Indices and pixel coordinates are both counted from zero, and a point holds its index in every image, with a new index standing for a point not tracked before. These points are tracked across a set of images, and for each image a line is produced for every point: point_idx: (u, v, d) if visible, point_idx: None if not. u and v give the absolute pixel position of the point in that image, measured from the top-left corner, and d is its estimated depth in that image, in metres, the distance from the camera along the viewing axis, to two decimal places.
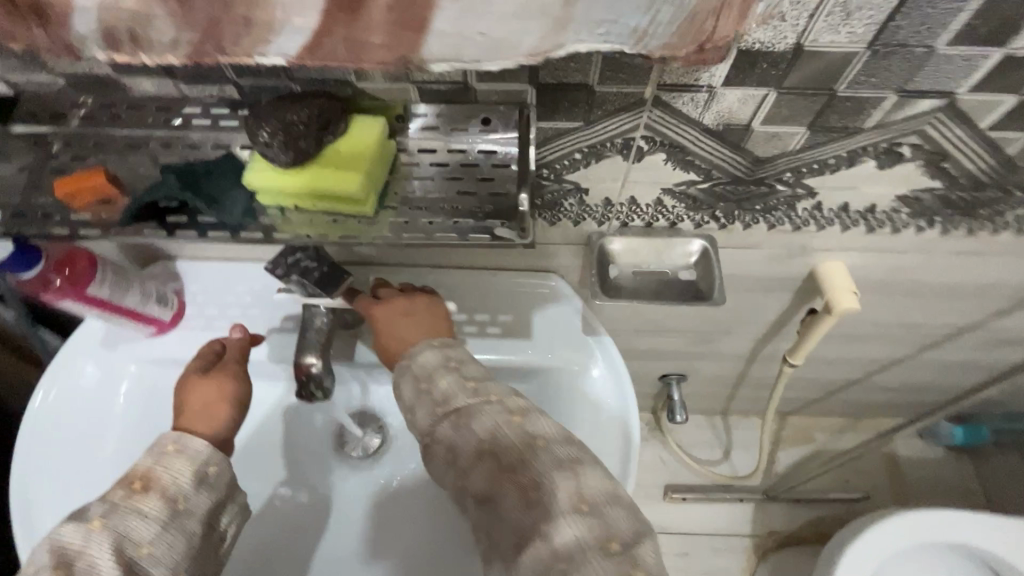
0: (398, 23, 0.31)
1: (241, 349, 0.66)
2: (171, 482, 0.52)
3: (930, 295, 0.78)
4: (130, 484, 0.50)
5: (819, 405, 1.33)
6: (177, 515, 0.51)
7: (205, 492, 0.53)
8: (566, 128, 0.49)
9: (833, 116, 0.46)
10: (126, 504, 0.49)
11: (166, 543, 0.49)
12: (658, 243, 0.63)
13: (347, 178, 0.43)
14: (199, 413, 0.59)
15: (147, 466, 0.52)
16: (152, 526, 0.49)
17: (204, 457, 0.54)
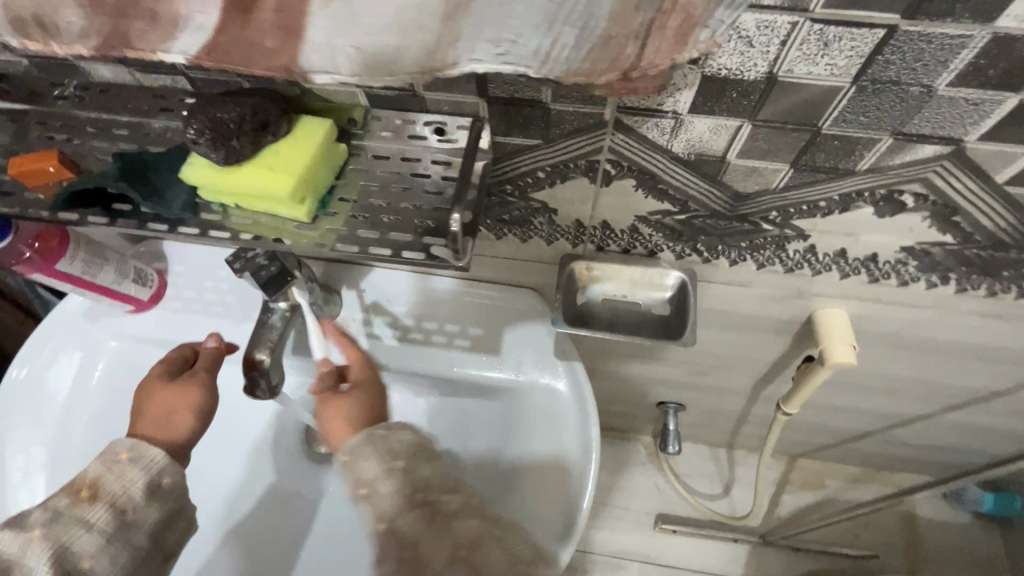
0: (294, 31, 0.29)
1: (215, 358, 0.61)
2: (120, 491, 0.51)
3: (948, 354, 0.70)
4: (77, 492, 0.50)
5: (834, 451, 1.19)
6: (122, 527, 0.50)
7: (155, 502, 0.52)
8: (525, 146, 0.46)
9: (819, 154, 0.41)
10: (70, 513, 0.49)
11: (107, 557, 0.49)
12: (631, 274, 0.59)
13: (278, 181, 0.41)
14: (158, 422, 0.56)
15: (97, 474, 0.51)
16: (93, 539, 0.48)
17: (160, 467, 0.53)
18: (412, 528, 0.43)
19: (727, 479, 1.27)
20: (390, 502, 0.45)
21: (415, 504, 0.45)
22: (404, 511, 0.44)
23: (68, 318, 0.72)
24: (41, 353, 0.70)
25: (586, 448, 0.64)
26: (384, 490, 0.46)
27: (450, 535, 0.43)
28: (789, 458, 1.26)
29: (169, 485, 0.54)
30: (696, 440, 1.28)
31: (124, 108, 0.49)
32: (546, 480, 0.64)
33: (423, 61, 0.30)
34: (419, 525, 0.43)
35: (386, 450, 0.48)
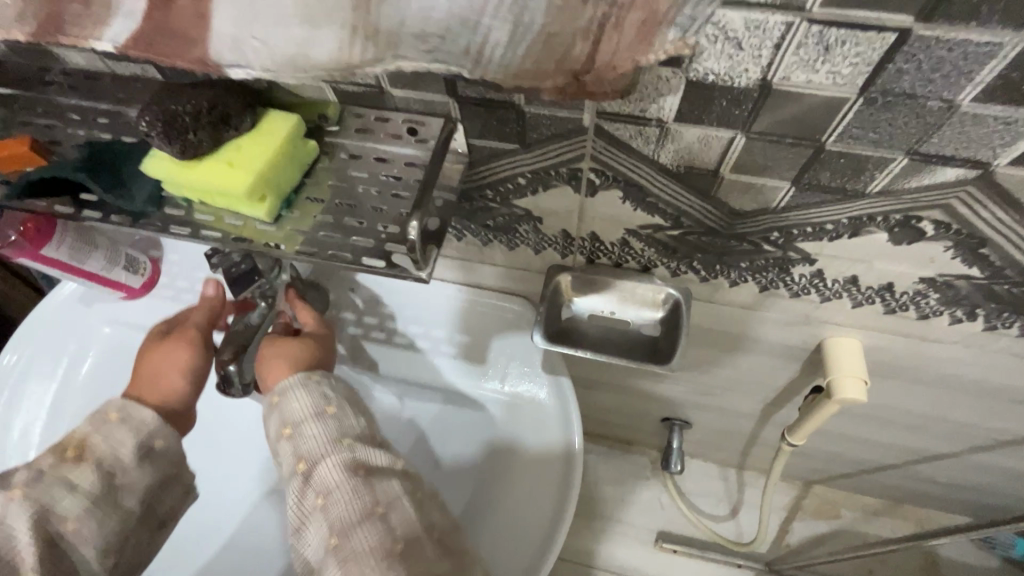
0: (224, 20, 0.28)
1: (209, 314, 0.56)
2: (109, 453, 0.44)
3: (976, 393, 0.63)
4: (63, 451, 0.44)
5: (852, 481, 1.09)
6: (110, 491, 0.44)
7: (148, 466, 0.46)
8: (502, 149, 0.43)
9: (823, 172, 0.37)
10: (53, 474, 0.43)
11: (94, 522, 0.43)
12: (620, 290, 0.55)
13: (235, 177, 0.39)
14: (150, 386, 0.50)
15: (85, 433, 0.45)
16: (78, 502, 0.42)
17: (150, 430, 0.47)
18: (332, 478, 0.43)
19: (735, 500, 1.17)
20: (315, 446, 0.45)
21: (338, 452, 0.44)
22: (330, 457, 0.44)
23: (59, 305, 0.72)
24: (32, 339, 0.71)
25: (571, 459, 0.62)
26: (310, 433, 0.45)
27: (369, 488, 0.42)
28: (804, 483, 1.15)
29: (163, 448, 0.47)
30: (706, 457, 1.19)
31: (105, 97, 0.49)
32: (530, 491, 0.61)
33: (360, 50, 0.28)
34: (338, 474, 0.43)
35: (320, 395, 0.48)
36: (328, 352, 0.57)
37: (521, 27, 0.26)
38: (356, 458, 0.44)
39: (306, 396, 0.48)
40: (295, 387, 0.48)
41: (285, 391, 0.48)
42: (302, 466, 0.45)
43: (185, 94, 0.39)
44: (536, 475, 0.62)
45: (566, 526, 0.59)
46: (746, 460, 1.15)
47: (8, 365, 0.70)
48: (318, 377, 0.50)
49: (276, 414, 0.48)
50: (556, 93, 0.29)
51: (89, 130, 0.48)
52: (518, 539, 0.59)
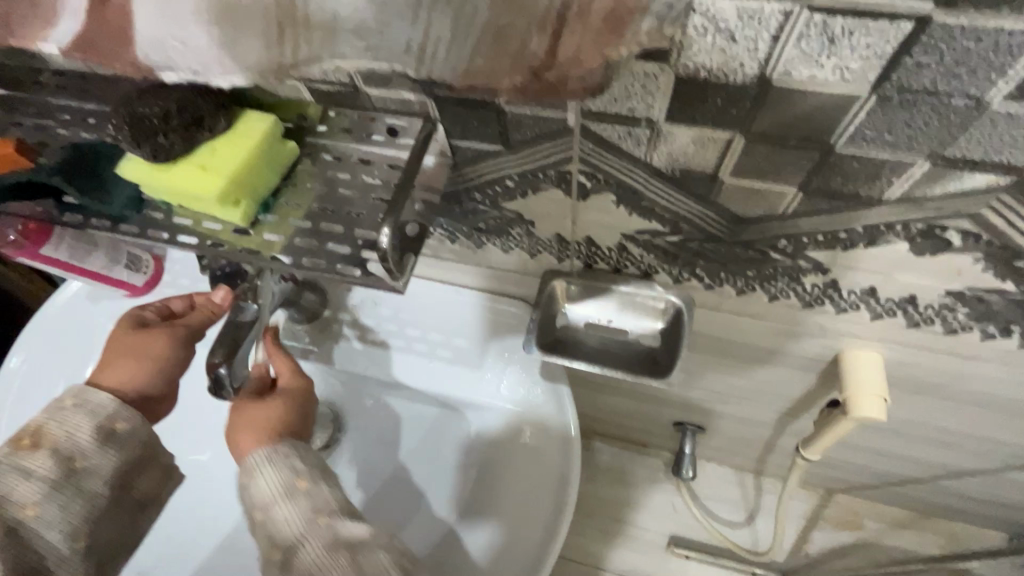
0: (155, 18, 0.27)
1: (201, 317, 0.54)
2: (64, 438, 0.45)
3: (1015, 411, 0.58)
4: (19, 440, 0.45)
5: (878, 492, 1.03)
6: (71, 475, 0.45)
7: (110, 448, 0.46)
8: (486, 151, 0.41)
9: (834, 178, 0.33)
10: (10, 461, 0.44)
11: (56, 506, 0.44)
12: (619, 296, 0.52)
13: (206, 181, 0.38)
14: (112, 369, 0.50)
15: (41, 421, 0.46)
16: (35, 489, 0.44)
17: (109, 412, 0.47)
18: (311, 559, 0.41)
19: (752, 506, 1.13)
20: (289, 530, 0.43)
21: (315, 529, 0.43)
22: (307, 539, 0.42)
23: (62, 306, 0.73)
24: (37, 341, 0.72)
25: (569, 454, 0.60)
26: (282, 514, 0.44)
27: (352, 565, 0.40)
28: (826, 491, 1.10)
29: (126, 431, 0.47)
30: (722, 461, 1.15)
31: (92, 98, 0.48)
32: (525, 490, 0.60)
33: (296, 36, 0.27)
34: (319, 555, 0.41)
35: (290, 469, 0.46)
36: (305, 411, 0.53)
37: (465, 17, 0.24)
38: (336, 534, 0.42)
39: (275, 471, 0.46)
40: (263, 465, 0.46)
41: (252, 469, 0.47)
42: (277, 552, 0.43)
43: (155, 94, 0.38)
44: (531, 473, 0.60)
45: (562, 533, 0.56)
46: (764, 466, 1.11)
47: (14, 367, 0.71)
48: (286, 449, 0.48)
49: (245, 491, 0.47)
50: (517, 93, 0.27)
51: (75, 132, 0.48)
52: (513, 544, 0.57)
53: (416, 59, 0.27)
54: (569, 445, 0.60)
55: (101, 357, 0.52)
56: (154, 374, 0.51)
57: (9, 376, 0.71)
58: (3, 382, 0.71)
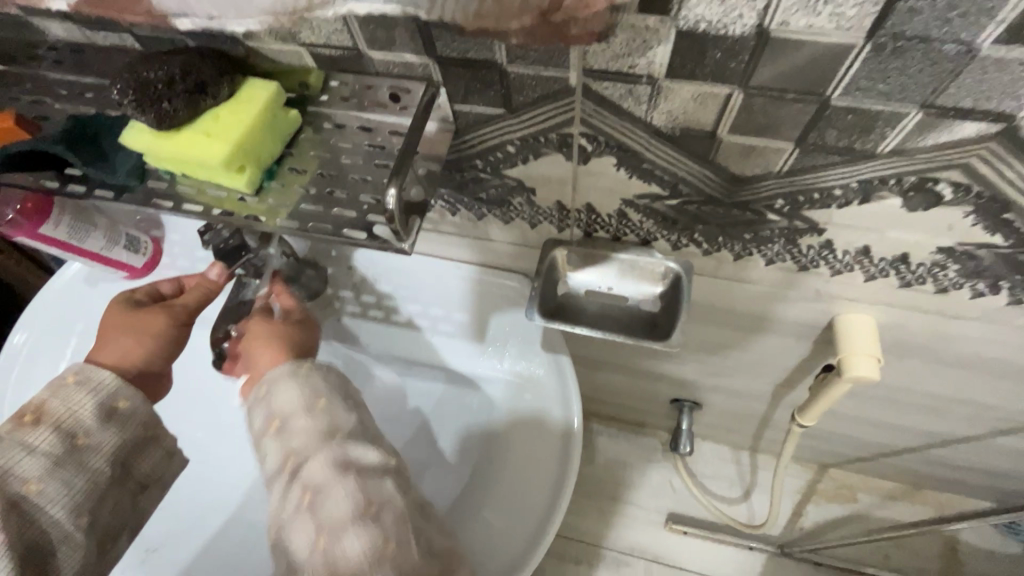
0: None
1: (196, 295, 0.55)
2: (66, 414, 0.46)
3: (1004, 373, 0.60)
4: (20, 416, 0.46)
5: (869, 464, 1.06)
6: (74, 452, 0.46)
7: (113, 426, 0.47)
8: (488, 115, 0.41)
9: (830, 131, 0.34)
10: (12, 438, 0.45)
11: (58, 482, 0.45)
12: (618, 263, 0.53)
13: (210, 147, 0.38)
14: (113, 347, 0.51)
15: (43, 398, 0.47)
16: (40, 463, 0.44)
17: (111, 390, 0.48)
18: (319, 473, 0.43)
19: (748, 482, 1.15)
20: (303, 441, 0.45)
21: (329, 448, 0.44)
22: (317, 455, 0.43)
23: (62, 287, 0.74)
24: (38, 320, 0.73)
25: (568, 452, 0.60)
26: (299, 426, 0.45)
27: (358, 484, 0.42)
28: (820, 465, 1.12)
29: (127, 410, 0.48)
30: (718, 439, 1.17)
31: (89, 70, 0.48)
32: (524, 485, 0.59)
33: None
34: (326, 471, 0.43)
35: (312, 390, 0.47)
36: (310, 334, 0.55)
37: None
38: (347, 454, 0.44)
39: (297, 390, 0.47)
40: (284, 380, 0.47)
41: (274, 385, 0.48)
42: (290, 463, 0.44)
43: (159, 61, 0.38)
44: (531, 469, 0.60)
45: (566, 499, 0.58)
46: (759, 443, 1.13)
47: (18, 345, 0.72)
48: (308, 367, 0.49)
49: (263, 405, 0.47)
50: (526, 37, 0.27)
51: (73, 105, 0.48)
52: (517, 511, 0.58)
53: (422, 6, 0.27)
54: (570, 442, 0.60)
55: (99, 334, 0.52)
56: (154, 352, 0.52)
57: (13, 353, 0.72)
58: (6, 361, 0.71)
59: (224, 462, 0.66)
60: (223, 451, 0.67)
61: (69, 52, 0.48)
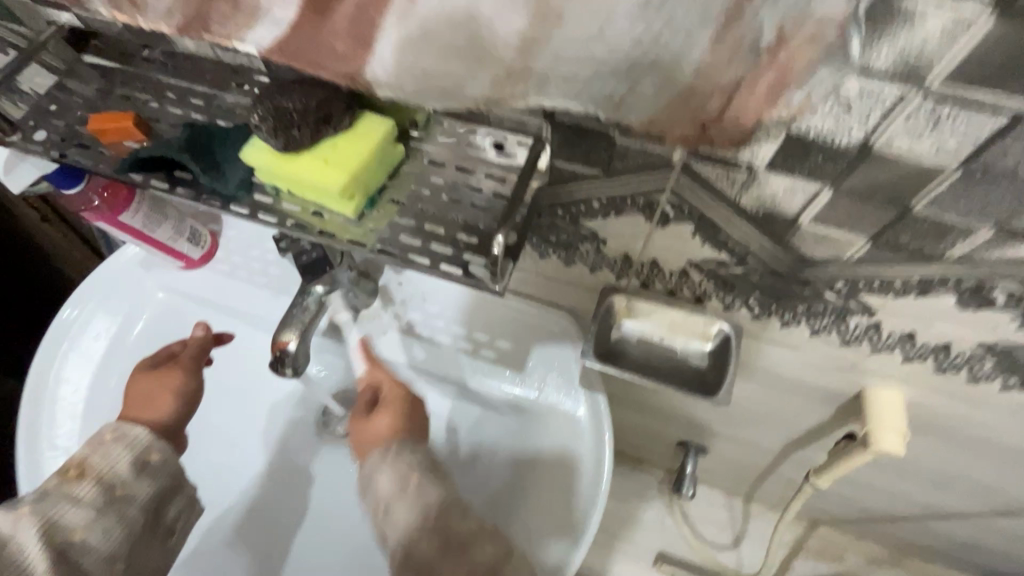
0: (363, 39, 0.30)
1: (201, 346, 0.60)
2: (107, 468, 0.48)
3: (1011, 459, 0.63)
4: (64, 471, 0.48)
5: (862, 527, 1.08)
6: (113, 501, 0.48)
7: (146, 478, 0.50)
8: (584, 174, 0.44)
9: (904, 234, 0.38)
10: (58, 491, 0.47)
11: (100, 530, 0.46)
12: (673, 317, 0.56)
13: (330, 176, 0.41)
14: (145, 407, 0.54)
15: (83, 455, 0.49)
16: (83, 513, 0.46)
17: (145, 444, 0.51)
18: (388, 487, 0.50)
19: (738, 530, 1.18)
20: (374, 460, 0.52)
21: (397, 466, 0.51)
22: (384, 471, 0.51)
23: (117, 270, 0.76)
24: (92, 298, 0.75)
25: (594, 486, 0.62)
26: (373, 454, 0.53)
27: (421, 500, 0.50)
28: (811, 523, 1.15)
29: (159, 461, 0.51)
30: (715, 485, 1.19)
31: (202, 81, 0.51)
32: (548, 521, 0.62)
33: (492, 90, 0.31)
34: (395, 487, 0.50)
35: (398, 469, 0.51)
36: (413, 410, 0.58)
37: (672, 77, 0.27)
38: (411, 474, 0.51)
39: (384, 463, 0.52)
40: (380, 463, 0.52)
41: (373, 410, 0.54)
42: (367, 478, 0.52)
43: (296, 92, 0.42)
44: (557, 504, 0.63)
45: (593, 530, 0.60)
46: (755, 493, 1.15)
47: (69, 319, 0.74)
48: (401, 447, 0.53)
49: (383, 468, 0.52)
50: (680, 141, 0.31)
51: (181, 111, 0.51)
52: (545, 534, 0.61)
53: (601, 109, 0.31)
54: (598, 482, 0.62)
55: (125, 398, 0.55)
56: (178, 409, 0.56)
57: (64, 326, 0.73)
58: (55, 335, 0.73)
59: (247, 453, 0.74)
60: (248, 444, 0.74)
61: (186, 62, 0.52)
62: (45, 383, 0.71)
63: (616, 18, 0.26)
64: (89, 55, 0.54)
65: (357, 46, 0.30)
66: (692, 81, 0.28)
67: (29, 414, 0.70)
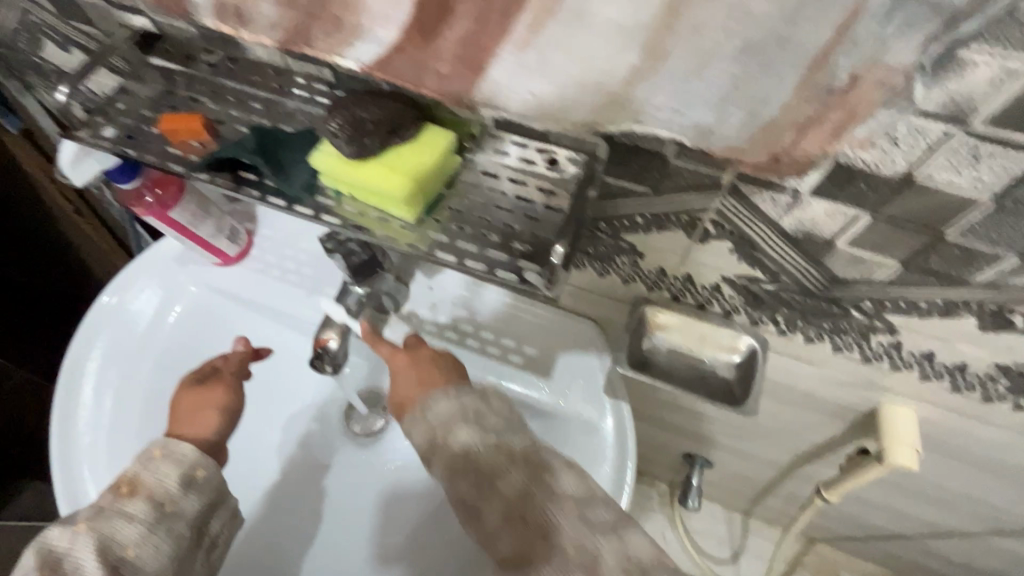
0: (463, 61, 0.33)
1: (240, 362, 0.63)
2: (157, 485, 0.51)
3: (1015, 478, 0.66)
4: (117, 488, 0.51)
5: (860, 544, 1.11)
6: (164, 517, 0.50)
7: (192, 494, 0.53)
8: (632, 191, 0.47)
9: (934, 259, 0.41)
10: (112, 507, 0.49)
11: (152, 547, 0.49)
12: (704, 332, 0.59)
13: (396, 182, 0.43)
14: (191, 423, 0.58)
15: (134, 471, 0.52)
16: (136, 530, 0.49)
17: (192, 460, 0.54)
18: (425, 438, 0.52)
19: (737, 545, 1.21)
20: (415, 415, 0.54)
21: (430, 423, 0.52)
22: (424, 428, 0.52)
23: (155, 260, 0.78)
24: (130, 286, 0.77)
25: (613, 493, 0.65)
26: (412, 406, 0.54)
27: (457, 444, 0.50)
28: (808, 540, 1.18)
29: (205, 477, 0.54)
30: (715, 500, 1.22)
31: (264, 87, 0.54)
32: None
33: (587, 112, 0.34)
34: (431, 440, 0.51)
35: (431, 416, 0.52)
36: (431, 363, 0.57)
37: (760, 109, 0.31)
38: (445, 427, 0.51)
39: (419, 407, 0.53)
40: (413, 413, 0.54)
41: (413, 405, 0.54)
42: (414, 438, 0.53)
43: (370, 103, 0.44)
44: None
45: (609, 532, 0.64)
46: (754, 508, 1.18)
47: (108, 306, 0.76)
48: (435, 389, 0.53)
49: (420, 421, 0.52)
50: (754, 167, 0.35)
51: (244, 115, 0.53)
52: None
53: (686, 137, 0.34)
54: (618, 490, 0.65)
55: (175, 414, 0.59)
56: (221, 425, 0.59)
57: (103, 312, 0.76)
58: (95, 320, 0.75)
59: (274, 446, 0.75)
60: (276, 437, 0.76)
61: (246, 67, 0.54)
62: (81, 368, 0.73)
63: (716, 61, 0.29)
64: (153, 56, 0.56)
65: (461, 67, 0.34)
66: (778, 114, 0.31)
67: (65, 397, 0.71)
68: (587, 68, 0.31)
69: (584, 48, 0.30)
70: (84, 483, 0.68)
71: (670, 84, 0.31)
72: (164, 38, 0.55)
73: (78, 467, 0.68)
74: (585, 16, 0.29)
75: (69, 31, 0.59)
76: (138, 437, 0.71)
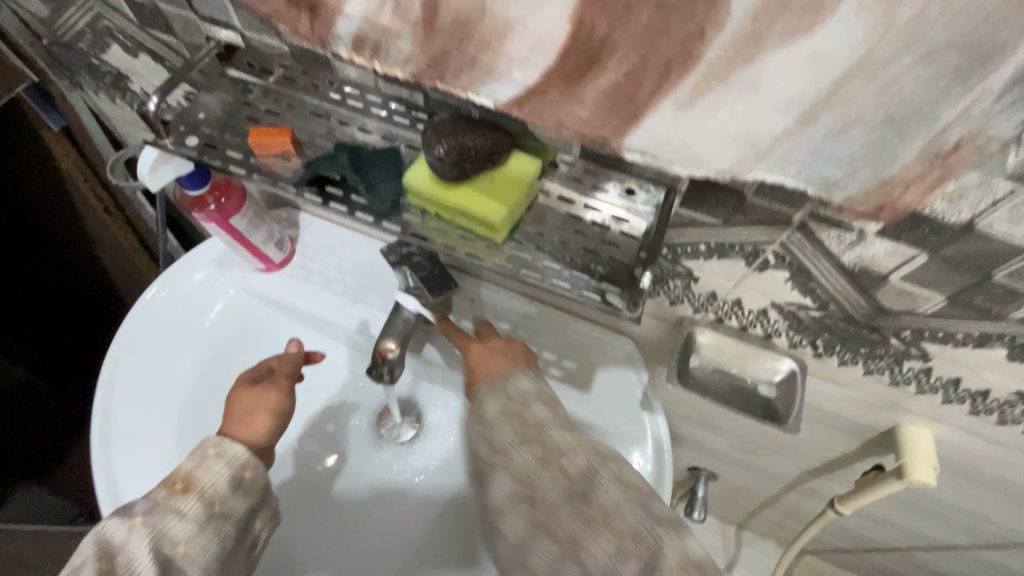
0: (611, 107, 0.38)
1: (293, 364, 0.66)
2: (209, 485, 0.52)
3: (1014, 495, 0.71)
4: (172, 484, 0.51)
5: (852, 557, 1.16)
6: (212, 517, 0.51)
7: (240, 495, 0.54)
8: (703, 222, 0.50)
9: (978, 296, 0.45)
10: (165, 504, 0.50)
11: (199, 545, 0.49)
12: (747, 356, 0.63)
13: (493, 208, 0.47)
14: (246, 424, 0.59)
15: (188, 469, 0.53)
16: (188, 526, 0.49)
17: (241, 461, 0.55)
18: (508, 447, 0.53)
19: (731, 556, 1.26)
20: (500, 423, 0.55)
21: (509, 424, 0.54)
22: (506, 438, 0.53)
23: (198, 260, 0.78)
24: (173, 284, 0.77)
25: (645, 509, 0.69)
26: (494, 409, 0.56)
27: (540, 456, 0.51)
28: (800, 551, 1.24)
29: (251, 479, 0.55)
30: (714, 513, 1.27)
31: (344, 104, 0.55)
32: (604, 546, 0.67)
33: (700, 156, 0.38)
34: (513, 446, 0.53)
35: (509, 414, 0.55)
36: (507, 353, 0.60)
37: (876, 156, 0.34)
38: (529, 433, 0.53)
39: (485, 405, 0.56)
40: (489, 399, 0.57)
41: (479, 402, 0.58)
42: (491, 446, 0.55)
43: (472, 130, 0.46)
44: None
45: None
46: (749, 521, 1.23)
47: (151, 302, 0.76)
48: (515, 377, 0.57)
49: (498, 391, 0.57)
50: None
51: (326, 131, 0.55)
52: None
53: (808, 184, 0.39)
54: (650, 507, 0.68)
55: (229, 413, 0.61)
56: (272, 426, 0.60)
57: (146, 308, 0.75)
58: (137, 316, 0.75)
59: (314, 452, 0.74)
60: (313, 445, 0.74)
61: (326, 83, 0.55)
62: (121, 363, 0.72)
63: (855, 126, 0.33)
64: (230, 68, 0.57)
65: (611, 112, 0.39)
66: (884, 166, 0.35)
67: (105, 392, 0.71)
68: (746, 127, 0.36)
69: (745, 112, 0.35)
70: (124, 480, 0.67)
71: (804, 144, 0.36)
72: (243, 50, 0.55)
73: (118, 464, 0.67)
74: (754, 86, 0.33)
75: (143, 39, 0.60)
76: (179, 436, 0.70)
